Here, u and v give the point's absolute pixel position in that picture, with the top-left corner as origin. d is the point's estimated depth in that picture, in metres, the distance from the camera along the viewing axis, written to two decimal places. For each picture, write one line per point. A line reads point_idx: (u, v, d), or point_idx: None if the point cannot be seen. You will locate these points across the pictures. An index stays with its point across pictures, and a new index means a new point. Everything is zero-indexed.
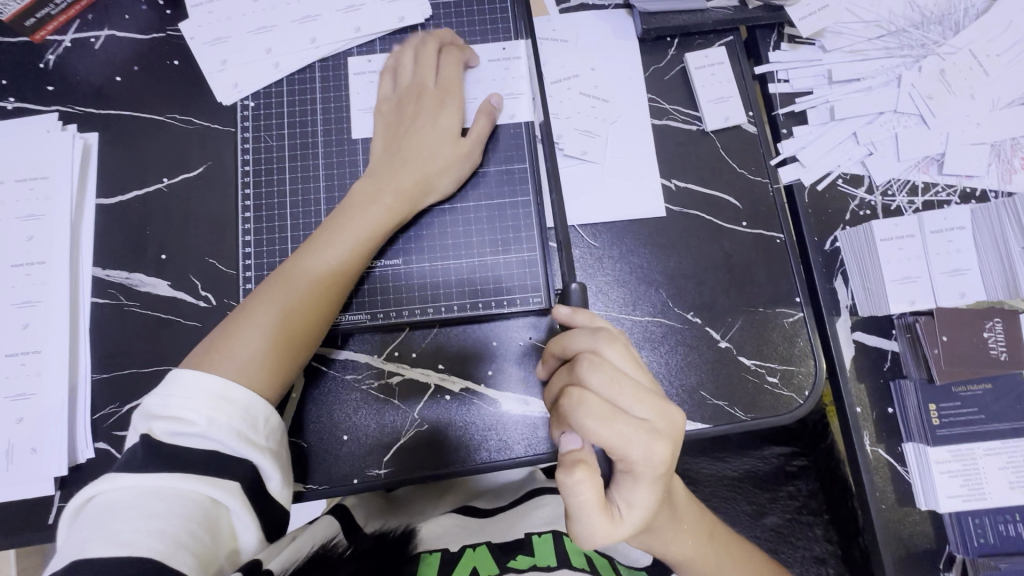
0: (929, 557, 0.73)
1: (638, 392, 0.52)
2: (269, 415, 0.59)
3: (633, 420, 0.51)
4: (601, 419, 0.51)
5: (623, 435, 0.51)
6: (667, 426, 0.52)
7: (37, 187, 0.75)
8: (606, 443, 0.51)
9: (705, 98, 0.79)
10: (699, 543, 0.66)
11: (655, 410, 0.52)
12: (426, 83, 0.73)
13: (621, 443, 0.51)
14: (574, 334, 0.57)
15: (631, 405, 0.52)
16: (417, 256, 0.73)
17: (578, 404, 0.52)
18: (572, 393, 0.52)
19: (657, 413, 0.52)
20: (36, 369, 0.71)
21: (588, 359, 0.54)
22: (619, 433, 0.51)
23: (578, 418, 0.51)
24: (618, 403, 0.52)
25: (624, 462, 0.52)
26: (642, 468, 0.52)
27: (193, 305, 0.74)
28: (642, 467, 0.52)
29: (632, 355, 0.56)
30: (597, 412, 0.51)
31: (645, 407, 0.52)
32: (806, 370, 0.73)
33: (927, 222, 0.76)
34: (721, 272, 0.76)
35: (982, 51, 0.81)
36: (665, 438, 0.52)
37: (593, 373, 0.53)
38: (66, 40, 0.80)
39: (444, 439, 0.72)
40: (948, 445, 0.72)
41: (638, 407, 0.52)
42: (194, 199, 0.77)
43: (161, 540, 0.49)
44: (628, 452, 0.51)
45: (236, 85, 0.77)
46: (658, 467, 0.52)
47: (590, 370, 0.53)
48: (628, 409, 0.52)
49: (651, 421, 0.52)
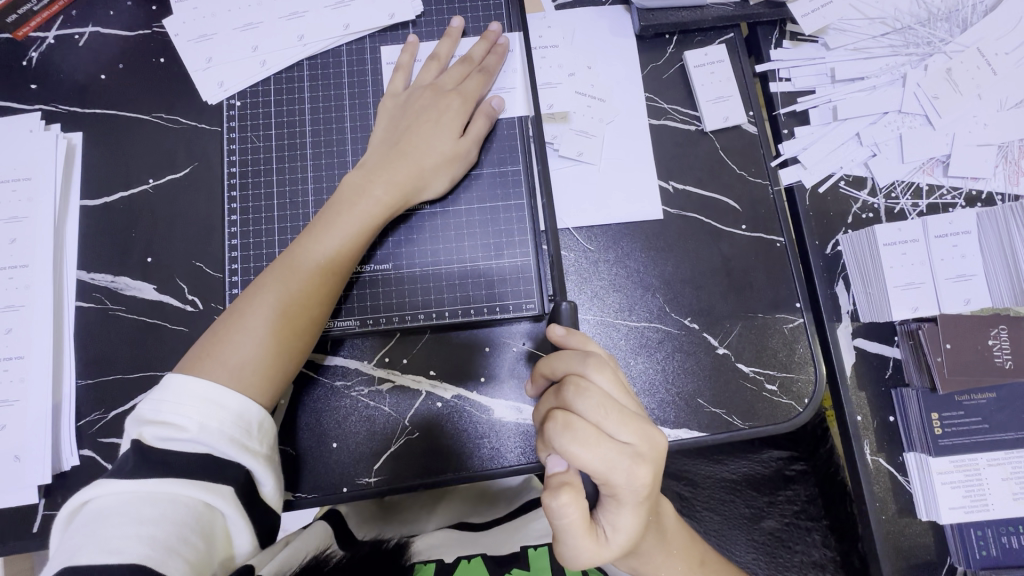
0: (929, 568, 0.72)
1: (623, 417, 0.51)
2: (263, 420, 0.58)
3: (617, 443, 0.50)
4: (585, 443, 0.49)
5: (606, 459, 0.49)
6: (650, 449, 0.51)
7: (20, 189, 0.73)
8: (591, 468, 0.49)
9: (704, 97, 0.77)
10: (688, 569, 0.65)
11: (639, 435, 0.51)
12: (445, 88, 0.72)
13: (604, 467, 0.49)
14: (564, 356, 0.55)
15: (616, 430, 0.50)
16: (408, 260, 0.72)
17: (564, 428, 0.50)
18: (558, 416, 0.51)
19: (640, 437, 0.51)
20: (19, 375, 0.70)
21: (573, 384, 0.52)
22: (603, 457, 0.49)
23: (563, 444, 0.50)
24: (603, 427, 0.50)
25: (607, 486, 0.51)
26: (626, 493, 0.51)
27: (180, 309, 0.73)
28: (624, 491, 0.51)
29: (620, 379, 0.54)
30: (582, 437, 0.49)
31: (629, 431, 0.50)
32: (805, 377, 0.72)
33: (932, 226, 0.74)
34: (719, 276, 0.74)
35: (991, 49, 0.78)
36: (648, 462, 0.51)
37: (579, 398, 0.51)
38: (49, 37, 0.78)
39: (436, 446, 0.71)
40: (950, 455, 0.70)
41: (623, 431, 0.50)
42: (180, 201, 0.75)
43: (152, 546, 0.48)
44: (611, 476, 0.50)
45: (222, 84, 0.75)
46: (641, 492, 0.51)
47: (576, 397, 0.52)
48: (613, 434, 0.50)
49: (634, 445, 0.50)
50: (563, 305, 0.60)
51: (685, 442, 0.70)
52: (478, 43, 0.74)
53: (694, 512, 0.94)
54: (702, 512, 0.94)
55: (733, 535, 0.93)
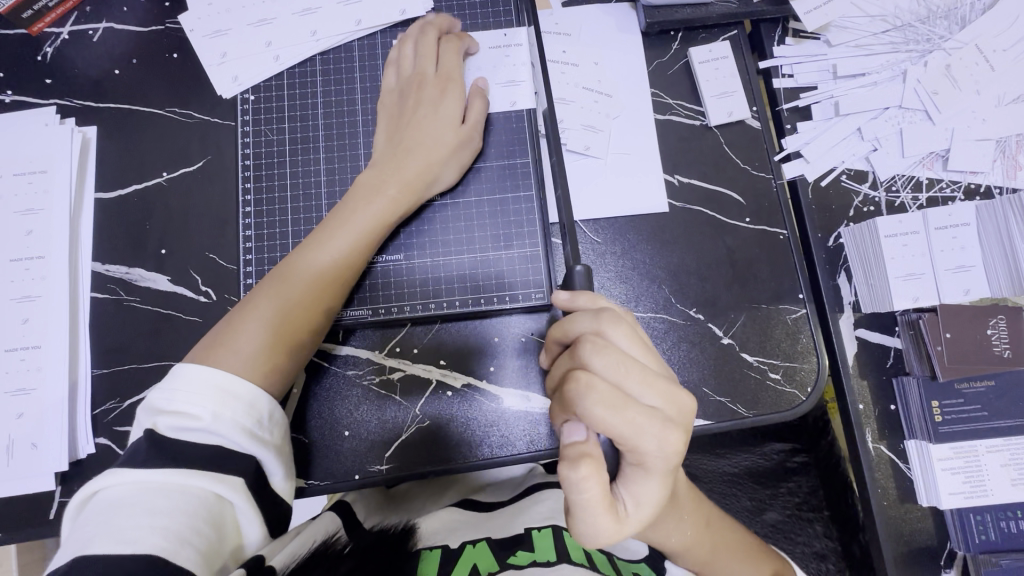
0: (930, 553, 0.73)
1: (644, 377, 0.51)
2: (273, 411, 0.59)
3: (644, 406, 0.50)
4: (610, 406, 0.49)
5: (633, 422, 0.49)
6: (674, 412, 0.52)
7: (36, 181, 0.74)
8: (617, 432, 0.49)
9: (708, 92, 0.78)
10: (697, 532, 0.67)
11: (663, 398, 0.51)
12: (427, 70, 0.72)
13: (634, 431, 0.49)
14: (577, 318, 0.56)
15: (639, 391, 0.51)
16: (419, 252, 0.73)
17: (588, 390, 0.50)
18: (580, 377, 0.51)
19: (665, 400, 0.51)
20: (35, 364, 0.71)
21: (591, 342, 0.53)
22: (632, 422, 0.49)
23: (588, 405, 0.49)
24: (624, 386, 0.51)
25: (634, 452, 0.51)
26: (653, 459, 0.51)
27: (193, 300, 0.74)
28: (654, 458, 0.51)
29: (637, 335, 0.55)
30: (608, 398, 0.49)
31: (653, 392, 0.51)
32: (809, 366, 0.73)
33: (932, 218, 0.76)
34: (724, 267, 0.75)
35: (989, 46, 0.80)
36: (675, 427, 0.52)
37: (598, 356, 0.52)
38: (64, 32, 0.79)
39: (445, 434, 0.72)
40: (949, 443, 0.72)
41: (648, 393, 0.51)
42: (194, 193, 0.76)
43: (165, 537, 0.49)
44: (640, 441, 0.50)
45: (235, 78, 0.77)
46: (668, 458, 0.51)
47: (594, 354, 0.52)
48: (636, 396, 0.51)
49: (660, 408, 0.51)
50: (578, 268, 0.61)
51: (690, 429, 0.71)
52: (434, 22, 0.74)
53: None
54: None
55: None
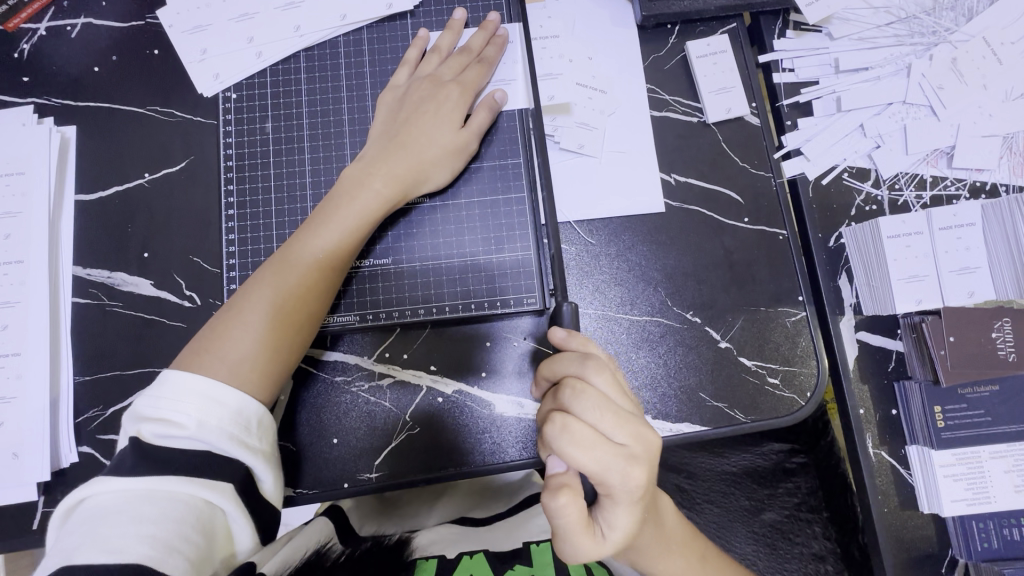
0: (932, 560, 0.72)
1: (618, 418, 0.50)
2: (262, 417, 0.57)
3: (613, 445, 0.49)
4: (581, 445, 0.49)
5: (602, 462, 0.49)
6: (644, 451, 0.51)
7: (13, 183, 0.72)
8: (587, 470, 0.49)
9: (707, 88, 0.76)
10: (689, 562, 0.65)
11: (633, 437, 0.50)
12: (445, 79, 0.71)
13: (600, 469, 0.49)
14: (562, 358, 0.55)
15: (611, 431, 0.50)
16: (408, 254, 0.71)
17: (560, 430, 0.49)
18: (554, 417, 0.50)
19: (635, 439, 0.50)
20: (16, 372, 0.69)
21: (569, 385, 0.52)
22: (598, 460, 0.49)
23: (560, 445, 0.49)
24: (598, 428, 0.50)
25: (602, 486, 0.50)
26: (620, 494, 0.51)
27: (177, 305, 0.72)
28: (621, 493, 0.50)
29: (617, 378, 0.53)
30: (578, 438, 0.49)
31: (625, 432, 0.50)
32: (808, 370, 0.72)
33: (936, 219, 0.74)
34: (722, 270, 0.73)
35: (996, 39, 0.78)
36: (642, 463, 0.51)
37: (574, 400, 0.51)
38: (41, 28, 0.77)
39: (437, 440, 0.70)
40: (952, 448, 0.70)
41: (619, 433, 0.50)
42: (177, 195, 0.74)
43: (152, 546, 0.47)
44: (607, 478, 0.49)
45: (217, 75, 0.74)
46: (635, 492, 0.51)
47: (571, 397, 0.51)
48: (608, 436, 0.50)
49: (629, 446, 0.50)
50: (566, 305, 0.59)
51: (687, 436, 0.70)
52: (477, 34, 0.73)
53: (695, 505, 0.92)
54: (702, 504, 0.93)
55: (733, 527, 0.92)
